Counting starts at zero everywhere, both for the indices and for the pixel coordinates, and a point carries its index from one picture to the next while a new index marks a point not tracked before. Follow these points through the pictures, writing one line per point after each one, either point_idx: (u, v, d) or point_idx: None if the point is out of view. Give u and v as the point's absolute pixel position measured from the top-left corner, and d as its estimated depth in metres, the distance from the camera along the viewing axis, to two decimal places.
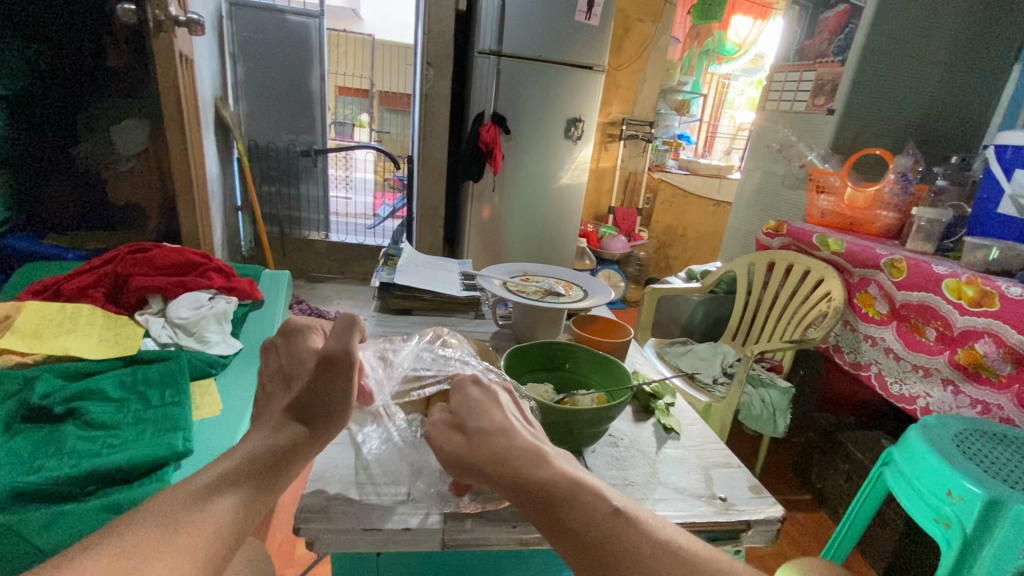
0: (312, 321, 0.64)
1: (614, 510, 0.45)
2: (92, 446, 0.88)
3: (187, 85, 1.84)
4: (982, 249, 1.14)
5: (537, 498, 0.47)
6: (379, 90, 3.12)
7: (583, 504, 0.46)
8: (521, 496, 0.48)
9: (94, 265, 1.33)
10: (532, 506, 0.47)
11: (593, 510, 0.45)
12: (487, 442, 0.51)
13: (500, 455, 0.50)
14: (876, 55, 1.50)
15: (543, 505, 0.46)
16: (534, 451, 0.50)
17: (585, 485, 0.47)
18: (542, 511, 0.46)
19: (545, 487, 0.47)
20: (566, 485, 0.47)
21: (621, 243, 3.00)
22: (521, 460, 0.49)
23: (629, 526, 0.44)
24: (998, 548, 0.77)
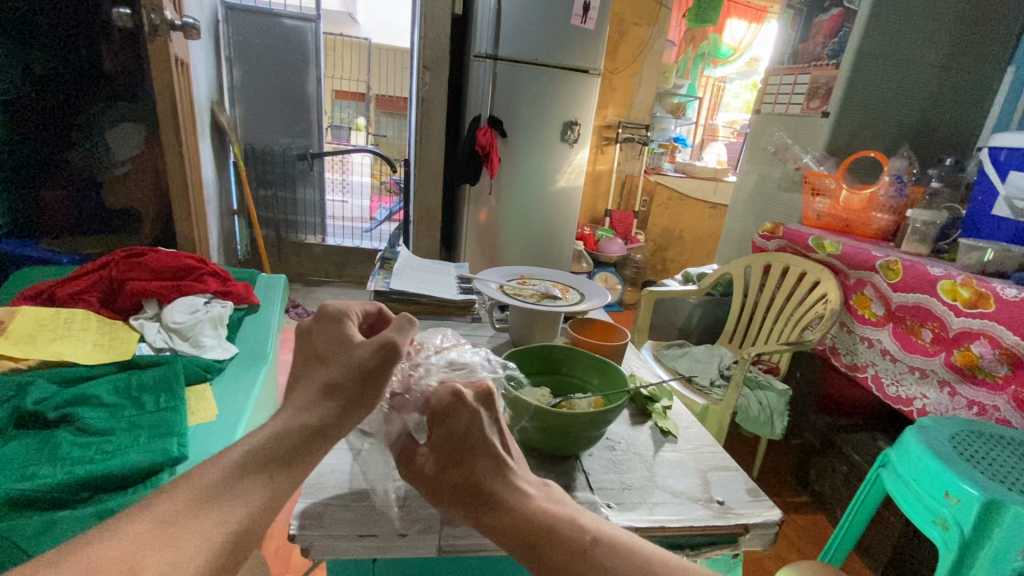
0: (351, 306, 0.61)
1: (590, 539, 0.48)
2: (85, 452, 0.87)
3: (183, 89, 1.84)
4: (977, 251, 1.14)
5: (524, 542, 0.49)
6: (376, 94, 3.14)
7: (570, 547, 0.47)
8: (510, 541, 0.49)
9: (88, 269, 1.32)
10: (523, 553, 0.49)
11: (579, 551, 0.47)
12: (469, 489, 0.51)
13: (484, 499, 0.51)
14: (870, 58, 1.51)
15: (530, 551, 0.48)
16: (514, 493, 0.51)
17: (566, 524, 0.49)
18: (532, 557, 0.48)
19: (530, 529, 0.49)
20: (547, 526, 0.49)
21: (618, 246, 3.00)
22: (502, 505, 0.50)
23: (612, 560, 0.46)
24: (996, 549, 0.77)
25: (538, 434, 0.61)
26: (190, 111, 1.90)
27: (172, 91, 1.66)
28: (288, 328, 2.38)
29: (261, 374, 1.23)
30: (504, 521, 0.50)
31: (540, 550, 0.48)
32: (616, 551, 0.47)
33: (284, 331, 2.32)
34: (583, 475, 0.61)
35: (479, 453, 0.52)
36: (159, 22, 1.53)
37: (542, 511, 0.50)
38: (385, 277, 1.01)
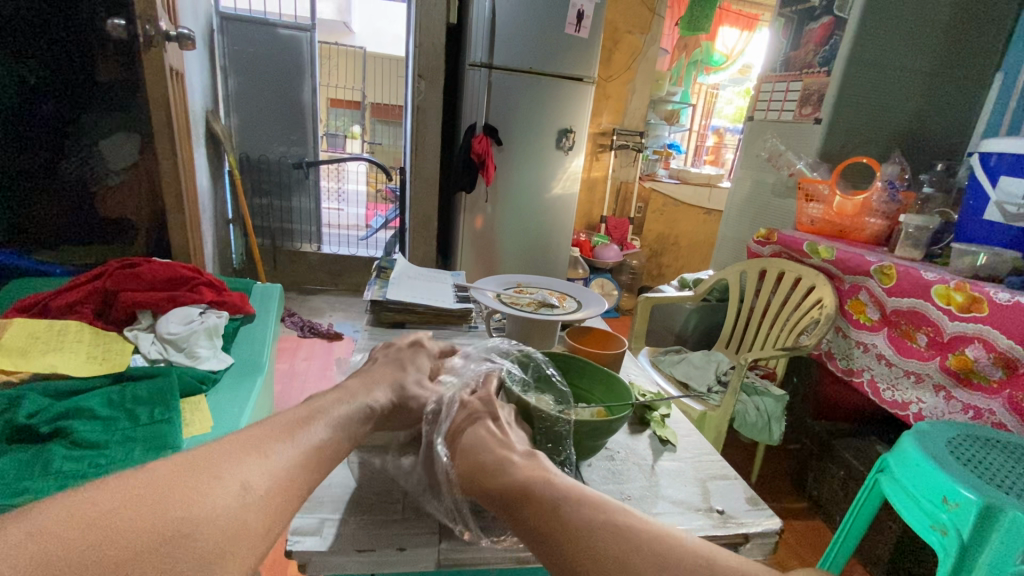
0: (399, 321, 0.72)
1: (558, 498, 0.51)
2: (78, 466, 0.86)
3: (178, 99, 1.84)
4: (971, 255, 1.15)
5: (506, 502, 0.52)
6: (372, 102, 3.19)
7: (546, 504, 0.51)
8: (493, 501, 0.53)
9: (82, 281, 1.31)
10: (503, 510, 0.52)
11: (554, 507, 0.50)
12: (463, 458, 0.56)
13: (472, 466, 0.55)
14: (861, 65, 1.53)
15: (510, 509, 0.52)
16: (498, 460, 0.55)
17: (542, 484, 0.52)
18: (512, 514, 0.51)
19: (510, 491, 0.52)
20: (525, 486, 0.52)
21: (614, 252, 3.01)
22: (488, 469, 0.54)
23: (580, 517, 0.49)
24: (995, 555, 0.76)
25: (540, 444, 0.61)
26: (184, 121, 1.90)
27: (166, 101, 1.65)
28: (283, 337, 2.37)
29: (257, 385, 1.22)
30: (484, 483, 0.54)
31: (514, 509, 0.51)
32: (587, 510, 0.50)
33: (280, 341, 2.31)
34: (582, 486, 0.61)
35: (475, 431, 0.58)
36: (153, 32, 1.53)
37: (524, 472, 0.54)
38: (381, 288, 1.01)
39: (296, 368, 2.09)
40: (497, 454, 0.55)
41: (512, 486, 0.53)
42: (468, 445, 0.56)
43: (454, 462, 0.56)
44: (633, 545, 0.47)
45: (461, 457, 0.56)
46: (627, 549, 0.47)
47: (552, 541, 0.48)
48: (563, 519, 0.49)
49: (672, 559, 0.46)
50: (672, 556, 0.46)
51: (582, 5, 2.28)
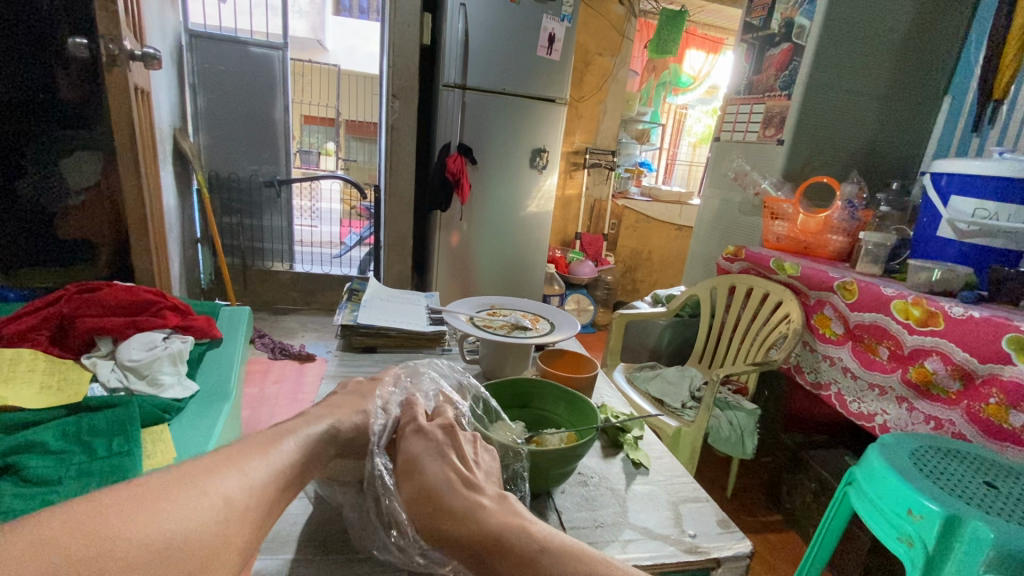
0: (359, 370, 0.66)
1: (533, 548, 0.48)
2: (28, 504, 0.81)
3: (143, 117, 1.80)
4: (925, 271, 1.19)
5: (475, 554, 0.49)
6: (346, 119, 3.15)
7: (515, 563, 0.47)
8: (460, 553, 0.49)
9: (37, 306, 1.26)
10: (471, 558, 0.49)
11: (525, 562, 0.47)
12: (425, 507, 0.52)
13: (437, 515, 0.51)
14: (819, 90, 1.60)
15: (479, 564, 0.48)
16: (468, 503, 0.51)
17: (515, 534, 0.49)
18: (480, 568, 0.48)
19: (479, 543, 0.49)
20: (495, 536, 0.49)
21: (589, 269, 3.03)
22: (454, 515, 0.50)
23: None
24: (959, 565, 0.78)
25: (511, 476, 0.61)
26: (150, 140, 1.85)
27: (130, 120, 1.61)
28: (253, 360, 2.31)
29: (224, 412, 1.18)
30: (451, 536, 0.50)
31: (487, 562, 0.48)
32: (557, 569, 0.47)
33: (249, 364, 2.25)
34: (556, 514, 0.60)
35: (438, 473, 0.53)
36: (117, 52, 1.50)
37: (493, 520, 0.50)
38: (352, 311, 1.00)
39: (265, 393, 2.03)
40: (466, 499, 0.51)
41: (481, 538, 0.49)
42: (432, 493, 0.52)
43: (419, 509, 0.52)
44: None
45: (422, 504, 0.52)
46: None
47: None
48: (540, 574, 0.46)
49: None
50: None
51: (553, 28, 2.33)
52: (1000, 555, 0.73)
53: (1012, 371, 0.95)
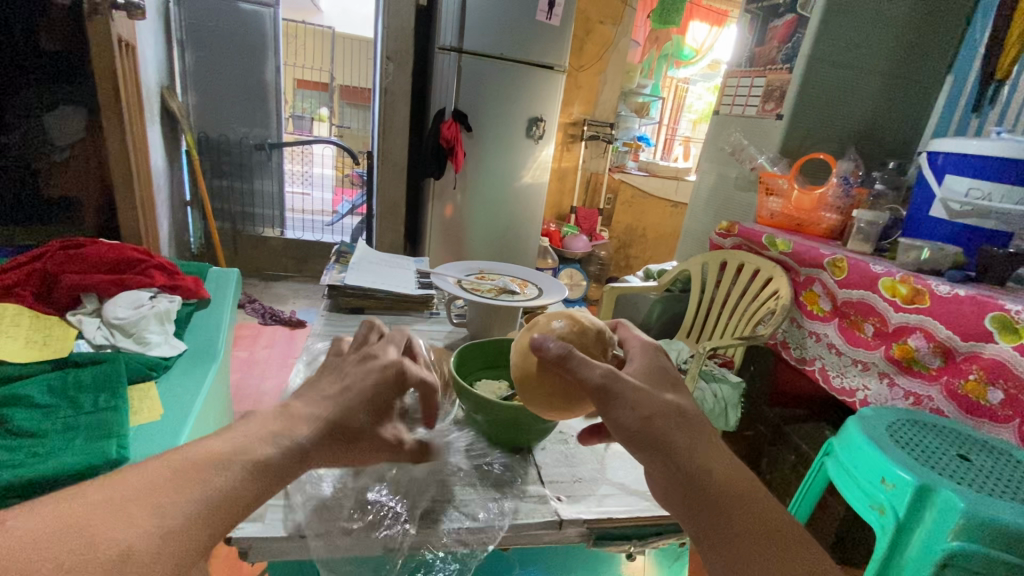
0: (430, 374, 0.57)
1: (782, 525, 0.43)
2: (14, 455, 0.81)
3: (127, 72, 1.74)
4: (915, 250, 1.20)
5: (708, 496, 0.44)
6: (339, 84, 3.00)
7: (759, 527, 0.43)
8: (684, 488, 0.46)
9: (20, 261, 1.24)
10: (693, 493, 0.45)
11: (770, 537, 0.42)
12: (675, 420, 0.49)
13: (674, 436, 0.47)
14: (821, 64, 1.57)
15: (705, 500, 0.44)
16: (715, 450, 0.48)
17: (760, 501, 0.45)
18: (703, 512, 0.44)
19: (715, 490, 0.45)
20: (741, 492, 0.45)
21: (583, 243, 3.01)
22: (702, 449, 0.47)
23: (799, 567, 0.40)
24: (928, 533, 0.78)
25: (490, 425, 0.62)
26: (135, 93, 1.80)
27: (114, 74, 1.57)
28: (243, 325, 2.30)
29: (212, 372, 1.19)
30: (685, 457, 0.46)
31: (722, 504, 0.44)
32: (801, 566, 0.40)
33: (239, 328, 2.24)
34: (535, 469, 0.63)
35: (674, 402, 0.50)
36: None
37: (736, 478, 0.46)
38: (339, 273, 1.00)
39: (255, 358, 2.04)
40: (708, 447, 0.48)
41: (719, 489, 0.45)
42: (671, 413, 0.49)
43: (654, 412, 0.48)
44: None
45: (658, 414, 0.48)
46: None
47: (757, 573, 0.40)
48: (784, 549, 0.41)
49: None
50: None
51: None
52: (968, 524, 0.73)
53: (993, 348, 0.97)
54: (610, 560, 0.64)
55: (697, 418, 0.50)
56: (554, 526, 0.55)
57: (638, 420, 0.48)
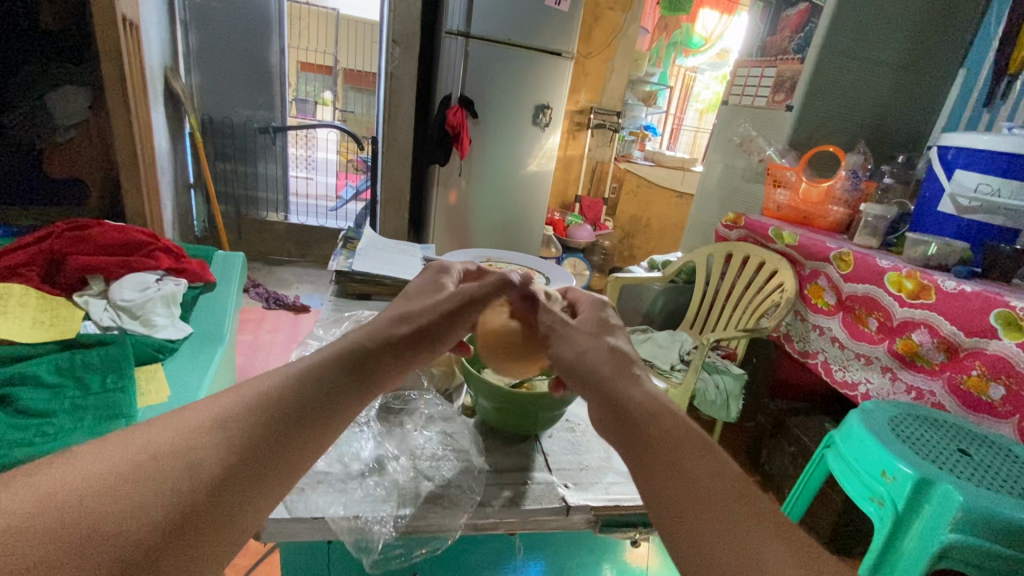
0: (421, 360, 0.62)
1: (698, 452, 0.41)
2: (24, 434, 0.82)
3: (131, 52, 1.73)
4: (922, 245, 1.20)
5: (624, 417, 0.44)
6: (343, 68, 2.89)
7: (673, 442, 0.41)
8: (605, 411, 0.46)
9: (27, 242, 1.24)
10: (612, 418, 0.46)
11: (683, 449, 0.41)
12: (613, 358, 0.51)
13: (604, 368, 0.49)
14: (834, 54, 1.55)
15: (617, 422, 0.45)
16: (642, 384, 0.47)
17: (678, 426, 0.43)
18: (624, 430, 0.44)
19: (634, 413, 0.44)
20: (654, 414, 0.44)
21: (587, 233, 3.00)
22: (626, 378, 0.48)
23: (704, 477, 0.39)
24: (925, 525, 0.78)
25: (494, 412, 0.64)
26: (141, 73, 1.79)
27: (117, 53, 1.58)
28: (247, 309, 2.31)
29: (218, 355, 1.20)
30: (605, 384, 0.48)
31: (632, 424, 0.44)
32: (709, 475, 0.39)
33: (243, 312, 2.25)
34: (541, 456, 0.63)
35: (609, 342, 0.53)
36: None
37: (660, 402, 0.45)
38: (346, 259, 1.00)
39: (259, 341, 2.05)
40: (638, 379, 0.49)
41: (637, 412, 0.44)
42: (606, 351, 0.51)
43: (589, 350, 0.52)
44: (756, 530, 0.35)
45: (592, 350, 0.52)
46: (721, 549, 0.35)
47: (659, 485, 0.39)
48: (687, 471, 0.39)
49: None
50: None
51: None
52: (966, 518, 0.73)
53: (996, 345, 0.97)
54: (613, 546, 0.65)
55: (631, 357, 0.51)
56: (562, 512, 0.56)
57: (574, 356, 0.52)
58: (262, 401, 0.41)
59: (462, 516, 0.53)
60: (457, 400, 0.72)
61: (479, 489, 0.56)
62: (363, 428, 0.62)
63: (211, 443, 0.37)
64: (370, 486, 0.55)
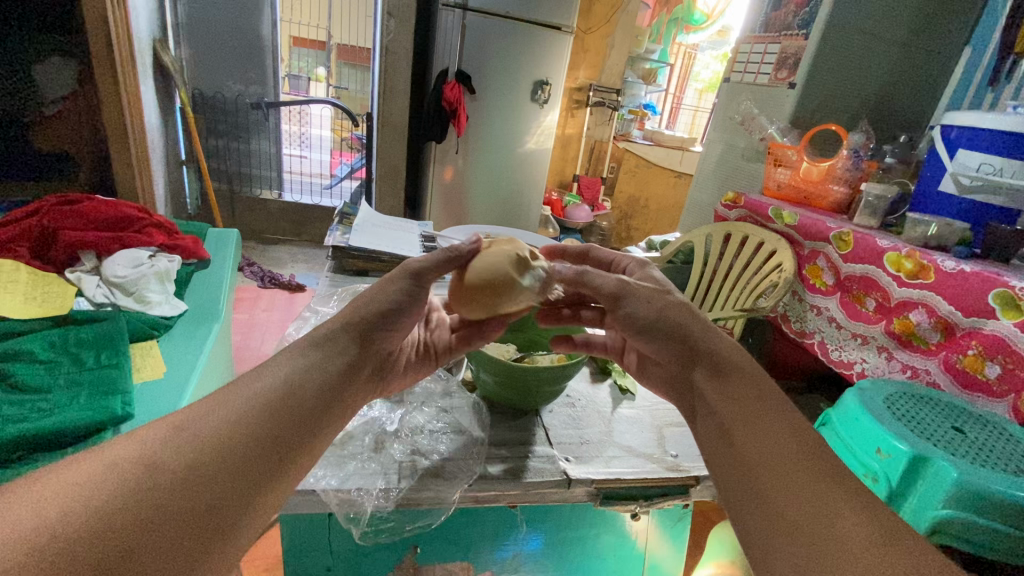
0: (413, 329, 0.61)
1: (781, 410, 0.44)
2: (19, 410, 0.82)
3: (120, 22, 1.68)
4: (922, 225, 1.18)
5: (710, 370, 0.50)
6: (337, 44, 2.76)
7: (752, 402, 0.45)
8: (682, 360, 0.52)
9: (15, 216, 1.21)
10: (696, 366, 0.51)
11: (759, 408, 0.44)
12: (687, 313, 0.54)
13: (687, 323, 0.53)
14: (839, 31, 1.52)
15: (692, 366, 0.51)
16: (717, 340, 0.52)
17: (757, 379, 0.47)
18: (714, 389, 0.48)
19: (718, 365, 0.49)
20: (734, 366, 0.49)
21: (585, 213, 2.94)
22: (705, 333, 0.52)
23: (778, 432, 0.42)
24: (919, 501, 0.79)
25: (495, 385, 0.64)
26: (131, 45, 1.75)
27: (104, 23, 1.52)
28: (242, 288, 2.30)
29: (213, 332, 1.19)
30: (680, 335, 0.52)
31: (721, 374, 0.48)
32: (787, 433, 0.42)
33: (239, 291, 2.24)
34: (542, 430, 0.64)
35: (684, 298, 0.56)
36: None
37: (744, 360, 0.50)
38: (343, 234, 0.99)
39: (256, 320, 2.04)
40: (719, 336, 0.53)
41: (722, 363, 0.49)
42: (681, 306, 0.55)
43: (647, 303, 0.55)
44: (825, 486, 0.37)
45: (670, 307, 0.55)
46: (790, 494, 0.38)
47: (738, 435, 0.44)
48: (764, 429, 0.42)
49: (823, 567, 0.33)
50: (863, 553, 0.33)
51: None
52: (960, 492, 0.74)
53: (994, 325, 0.97)
54: (612, 518, 0.65)
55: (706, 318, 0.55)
56: (563, 485, 0.56)
57: (654, 313, 0.54)
58: None
59: (458, 489, 0.53)
60: (457, 373, 0.72)
61: (477, 463, 0.56)
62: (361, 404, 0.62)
63: None
64: (372, 463, 0.55)
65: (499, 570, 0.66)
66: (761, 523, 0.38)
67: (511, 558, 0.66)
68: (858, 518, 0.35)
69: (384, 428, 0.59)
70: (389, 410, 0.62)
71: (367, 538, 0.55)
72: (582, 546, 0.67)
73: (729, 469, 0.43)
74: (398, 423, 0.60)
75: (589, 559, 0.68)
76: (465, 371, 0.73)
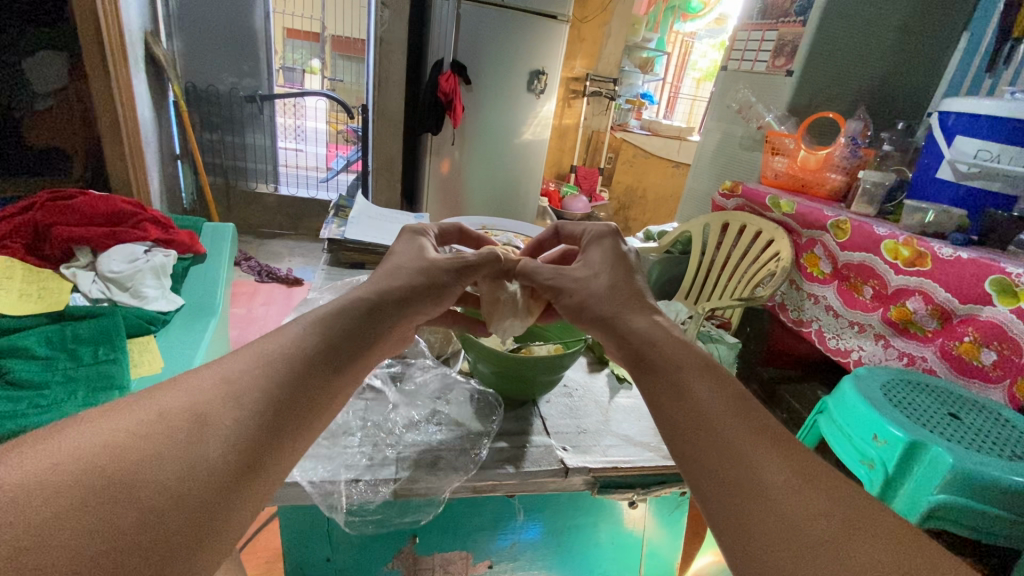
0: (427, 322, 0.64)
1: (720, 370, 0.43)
2: (16, 406, 0.81)
3: (110, 15, 1.66)
4: (920, 212, 1.19)
5: (633, 351, 0.48)
6: (332, 34, 2.75)
7: (678, 367, 0.44)
8: (624, 353, 0.49)
9: (9, 212, 1.20)
10: (636, 372, 0.47)
11: (686, 372, 0.43)
12: (619, 299, 0.53)
13: (613, 308, 0.52)
14: (837, 17, 1.50)
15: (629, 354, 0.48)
16: (651, 324, 0.50)
17: (679, 349, 0.46)
18: (641, 371, 0.46)
19: (642, 342, 0.48)
20: (654, 343, 0.47)
21: (580, 204, 2.82)
22: (631, 321, 0.50)
23: (706, 396, 0.41)
24: (915, 487, 0.79)
25: (495, 377, 0.63)
26: (123, 38, 1.74)
27: None
28: (240, 282, 2.29)
29: (211, 326, 1.19)
30: (604, 318, 0.52)
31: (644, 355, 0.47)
32: (713, 390, 0.41)
33: (236, 286, 2.23)
34: (540, 420, 0.64)
35: (617, 275, 0.56)
36: None
37: (658, 331, 0.48)
38: (339, 226, 0.99)
39: (254, 314, 2.04)
40: (646, 313, 0.51)
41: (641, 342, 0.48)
42: (637, 285, 0.54)
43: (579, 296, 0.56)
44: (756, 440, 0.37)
45: (596, 292, 0.54)
46: (716, 455, 0.37)
47: (667, 409, 0.42)
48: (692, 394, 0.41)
49: (772, 543, 0.31)
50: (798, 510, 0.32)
51: None
52: (955, 479, 0.74)
53: (990, 311, 0.97)
54: (610, 507, 0.66)
55: (628, 289, 0.54)
56: (560, 474, 0.56)
57: (579, 301, 0.55)
58: (268, 362, 0.40)
59: (454, 479, 0.53)
60: (453, 365, 0.72)
61: (474, 457, 0.56)
62: (359, 399, 0.62)
63: (219, 406, 0.35)
64: (365, 457, 0.55)
65: (497, 559, 0.67)
66: (697, 489, 0.37)
67: (510, 547, 0.66)
68: (787, 476, 0.34)
69: (376, 424, 0.59)
70: (383, 404, 0.62)
71: (351, 525, 0.55)
72: (580, 535, 0.68)
73: (664, 437, 0.41)
74: (392, 417, 0.60)
75: (587, 548, 0.69)
76: (461, 363, 0.73)
